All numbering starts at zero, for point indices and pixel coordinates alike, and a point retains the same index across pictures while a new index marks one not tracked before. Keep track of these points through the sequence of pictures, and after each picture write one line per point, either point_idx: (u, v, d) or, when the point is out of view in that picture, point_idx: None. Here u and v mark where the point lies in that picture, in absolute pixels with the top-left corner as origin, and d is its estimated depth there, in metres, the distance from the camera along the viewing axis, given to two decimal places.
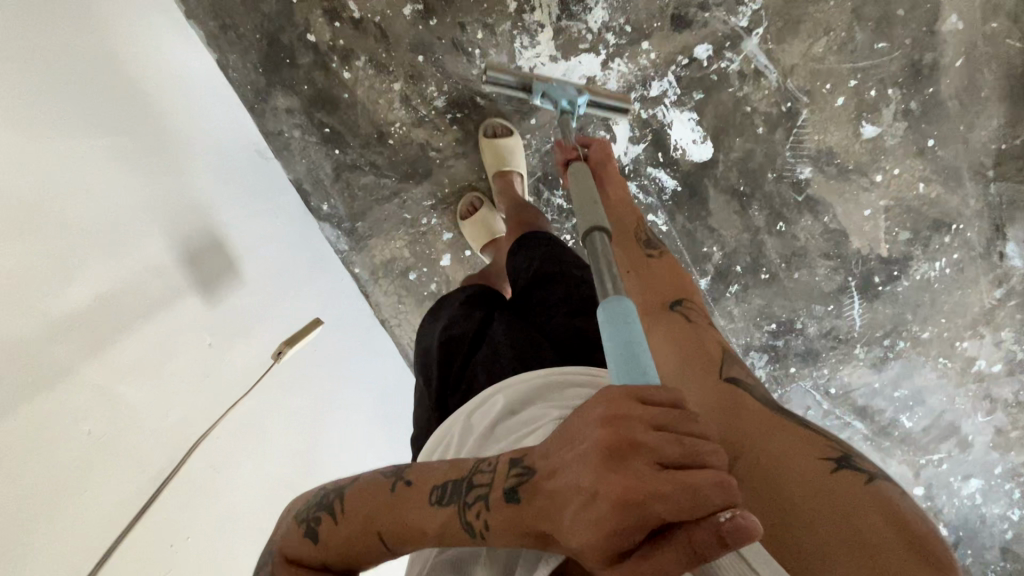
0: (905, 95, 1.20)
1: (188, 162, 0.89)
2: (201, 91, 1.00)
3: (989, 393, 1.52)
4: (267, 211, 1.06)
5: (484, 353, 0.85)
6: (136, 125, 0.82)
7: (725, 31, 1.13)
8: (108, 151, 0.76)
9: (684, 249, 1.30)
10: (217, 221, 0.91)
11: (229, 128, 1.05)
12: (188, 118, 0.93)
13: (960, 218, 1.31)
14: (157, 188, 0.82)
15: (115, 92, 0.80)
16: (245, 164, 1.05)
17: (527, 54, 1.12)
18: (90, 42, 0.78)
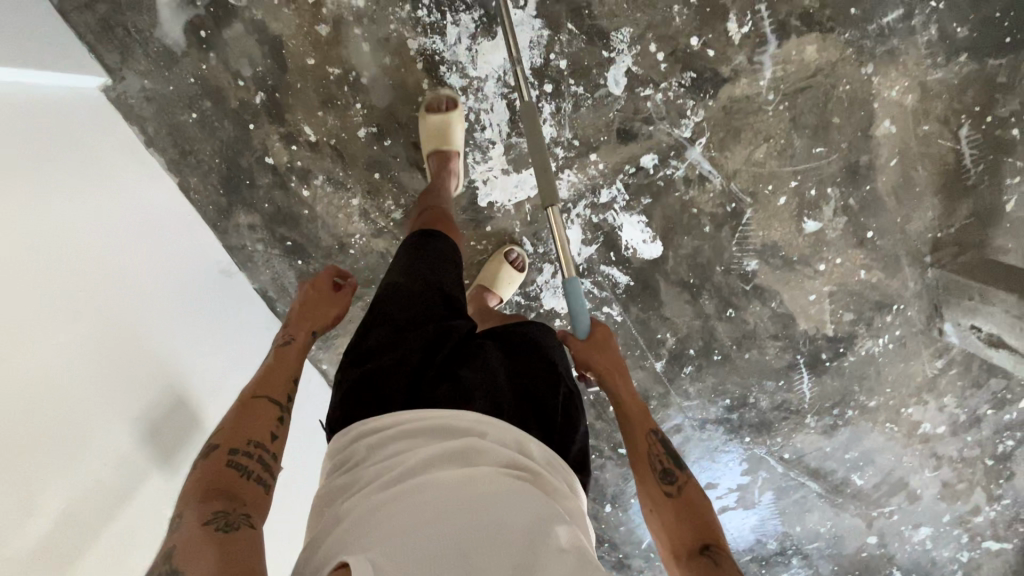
0: (843, 193, 1.26)
1: (149, 310, 0.90)
2: (161, 226, 1.03)
3: (934, 450, 1.60)
4: (230, 334, 1.08)
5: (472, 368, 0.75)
6: (98, 283, 0.82)
7: (669, 142, 1.18)
8: (72, 336, 0.74)
9: (638, 336, 1.36)
10: (181, 362, 0.93)
11: (186, 255, 1.06)
12: (141, 263, 0.93)
13: (901, 299, 1.38)
14: (124, 345, 0.83)
15: (76, 263, 0.79)
16: (205, 290, 1.07)
17: (480, 169, 1.17)
18: (50, 213, 0.78)
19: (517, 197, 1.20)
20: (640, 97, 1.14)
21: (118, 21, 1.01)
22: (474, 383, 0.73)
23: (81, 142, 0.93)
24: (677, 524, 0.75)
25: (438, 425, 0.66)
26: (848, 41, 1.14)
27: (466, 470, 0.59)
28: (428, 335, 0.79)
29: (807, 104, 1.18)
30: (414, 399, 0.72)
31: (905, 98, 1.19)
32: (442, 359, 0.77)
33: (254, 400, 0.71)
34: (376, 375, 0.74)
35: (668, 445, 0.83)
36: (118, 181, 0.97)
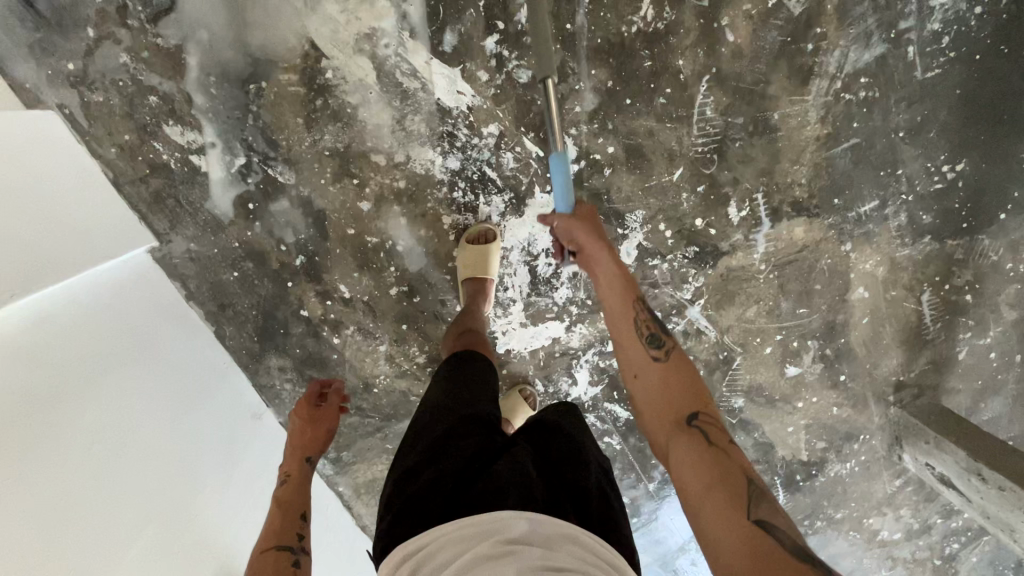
0: (821, 344, 1.41)
1: (195, 484, 0.97)
2: (204, 385, 1.10)
3: (891, 553, 1.77)
4: (264, 480, 1.14)
5: (506, 470, 0.86)
6: (147, 474, 0.88)
7: (672, 302, 1.30)
8: (132, 542, 0.82)
9: (635, 460, 1.48)
10: (222, 527, 0.99)
11: (225, 409, 1.13)
12: (190, 435, 1.00)
13: (867, 430, 1.54)
14: (174, 530, 0.89)
15: (134, 463, 0.87)
16: (242, 439, 1.14)
17: (500, 321, 1.27)
18: (109, 416, 0.85)
19: (533, 345, 1.30)
20: (648, 265, 1.26)
21: (170, 193, 1.07)
22: (508, 480, 0.83)
23: (135, 324, 0.99)
24: (664, 392, 0.73)
25: (474, 533, 0.74)
26: (831, 224, 1.29)
27: (494, 575, 0.65)
28: (463, 454, 0.89)
29: (793, 273, 1.32)
30: (456, 501, 0.82)
31: (877, 270, 1.35)
32: (473, 476, 0.86)
33: (264, 554, 0.79)
34: (424, 499, 0.83)
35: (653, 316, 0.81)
36: (168, 353, 1.03)
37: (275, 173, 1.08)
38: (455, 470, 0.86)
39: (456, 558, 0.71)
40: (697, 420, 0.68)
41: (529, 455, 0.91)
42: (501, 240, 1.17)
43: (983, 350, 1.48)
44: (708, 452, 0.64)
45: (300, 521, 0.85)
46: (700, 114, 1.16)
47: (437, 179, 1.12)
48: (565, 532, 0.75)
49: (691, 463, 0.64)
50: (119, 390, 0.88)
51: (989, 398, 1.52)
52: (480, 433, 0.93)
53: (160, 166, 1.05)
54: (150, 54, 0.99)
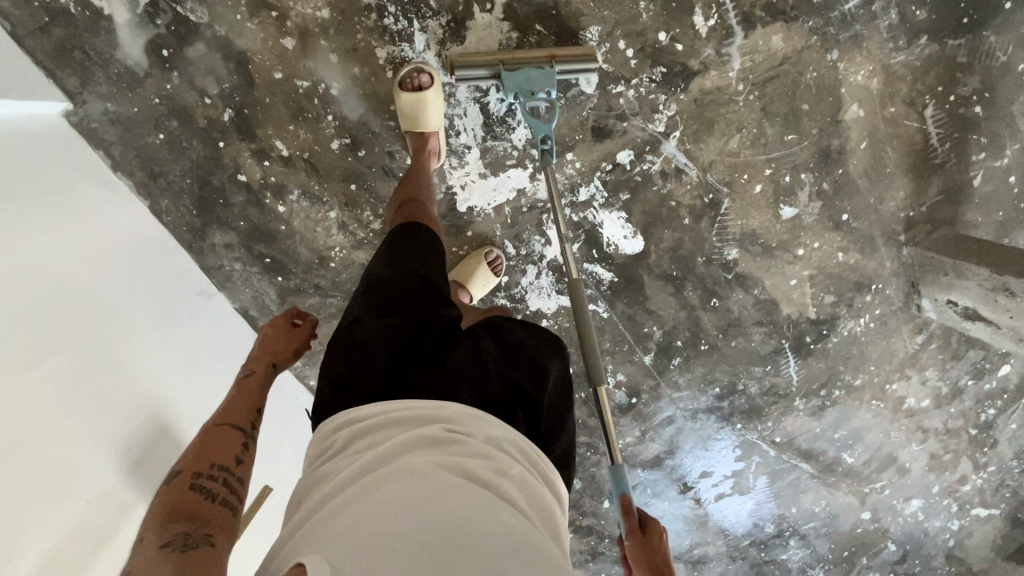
0: (817, 178, 1.28)
1: (124, 336, 0.88)
2: (133, 246, 1.02)
3: (920, 424, 1.64)
4: (213, 351, 1.06)
5: (459, 358, 0.79)
6: (67, 304, 0.80)
7: (645, 137, 1.19)
8: (48, 356, 0.74)
9: (626, 330, 1.37)
10: (159, 382, 0.90)
11: (162, 279, 1.04)
12: (115, 284, 0.92)
13: (879, 278, 1.41)
14: (97, 370, 0.81)
15: (49, 285, 0.79)
16: (182, 307, 1.05)
17: (457, 174, 1.17)
18: (21, 229, 0.78)
19: (497, 201, 1.20)
20: (612, 94, 1.15)
21: (75, 44, 0.98)
22: (461, 369, 0.77)
23: (46, 177, 0.90)
24: None
25: (412, 418, 0.68)
26: (812, 29, 1.16)
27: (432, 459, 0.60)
28: (407, 330, 0.81)
29: (776, 92, 1.19)
30: (405, 383, 0.76)
31: (871, 82, 1.21)
32: (424, 358, 0.79)
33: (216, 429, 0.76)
34: (363, 372, 0.77)
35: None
36: (85, 211, 0.94)
37: (186, 11, 0.99)
38: (403, 344, 0.79)
39: (387, 440, 0.65)
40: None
41: (485, 343, 0.85)
42: (443, 73, 1.07)
43: (1000, 173, 1.33)
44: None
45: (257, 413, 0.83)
46: None
47: (364, 4, 1.02)
48: (499, 436, 0.70)
49: None
50: (25, 224, 0.79)
51: (1012, 228, 1.37)
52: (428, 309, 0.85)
53: (60, 11, 0.96)
54: None
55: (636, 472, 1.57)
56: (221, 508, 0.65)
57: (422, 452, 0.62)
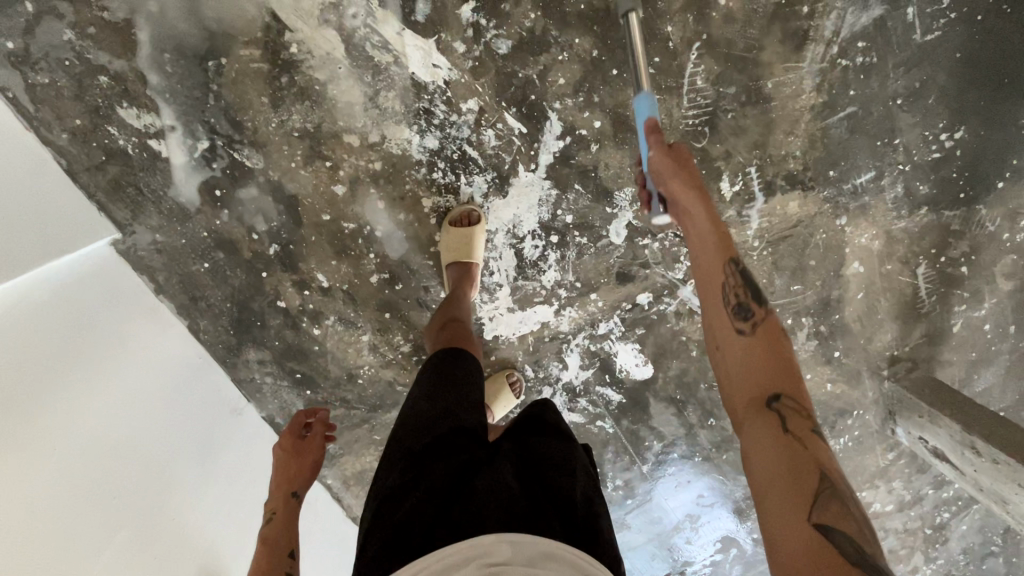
0: (816, 321, 1.38)
1: (152, 500, 0.89)
2: (178, 375, 1.06)
3: (883, 525, 1.79)
4: (240, 474, 1.09)
5: (487, 485, 0.82)
6: (117, 467, 0.86)
7: (664, 282, 1.26)
8: (100, 532, 0.80)
9: (628, 443, 1.45)
10: (200, 524, 0.96)
11: (187, 406, 1.05)
12: (163, 425, 0.97)
13: (860, 405, 1.53)
14: (144, 529, 0.86)
15: (103, 454, 0.84)
16: (221, 431, 1.10)
17: (486, 307, 1.23)
18: (79, 405, 0.83)
19: (521, 330, 1.26)
20: (639, 245, 1.22)
21: (129, 181, 1.00)
22: (490, 500, 0.80)
23: (89, 335, 0.90)
24: (746, 379, 0.64)
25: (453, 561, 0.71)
26: (826, 197, 1.25)
27: None
28: (445, 472, 0.85)
29: (787, 249, 1.28)
30: (440, 523, 0.78)
31: (872, 243, 1.31)
32: (457, 500, 0.82)
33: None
34: (404, 527, 0.80)
35: (750, 281, 0.71)
36: (120, 361, 0.93)
37: (242, 157, 1.02)
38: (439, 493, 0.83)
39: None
40: (779, 402, 0.60)
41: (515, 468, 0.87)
42: (486, 223, 1.12)
43: (977, 322, 1.46)
44: (786, 443, 0.57)
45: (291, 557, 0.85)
46: (690, 83, 1.12)
47: (414, 160, 1.06)
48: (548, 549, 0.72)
49: (760, 448, 0.58)
50: (83, 396, 0.84)
51: (982, 370, 1.51)
52: (461, 449, 0.89)
53: (117, 152, 0.98)
54: (97, 30, 0.92)
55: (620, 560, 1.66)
56: None
57: None
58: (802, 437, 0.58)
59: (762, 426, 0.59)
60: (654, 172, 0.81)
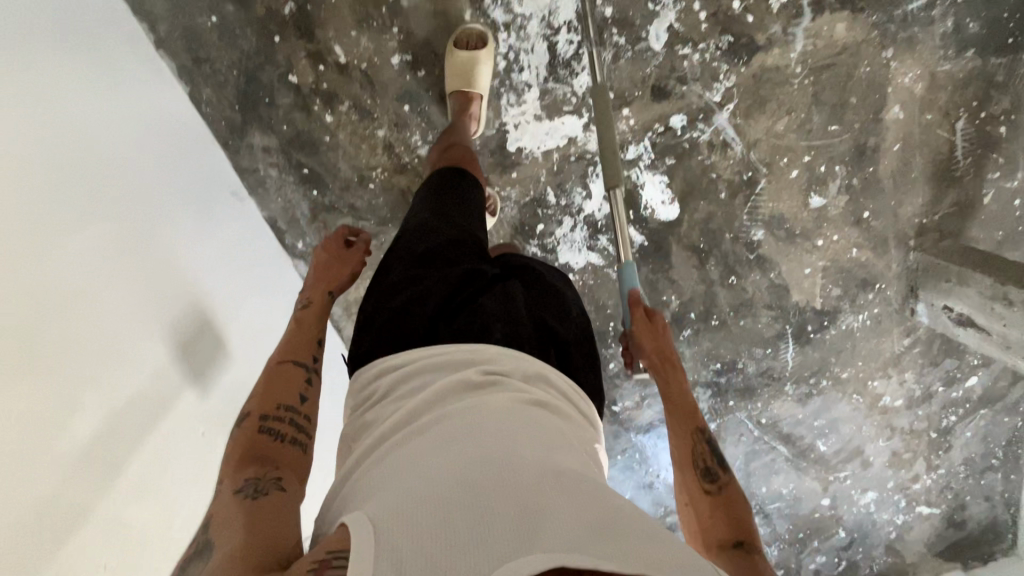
0: (849, 173, 1.33)
1: (154, 249, 0.81)
2: (182, 137, 0.97)
3: (890, 422, 1.75)
4: (243, 250, 1.03)
5: (493, 306, 0.76)
6: (117, 183, 0.77)
7: (700, 104, 1.20)
8: (94, 233, 0.71)
9: (646, 296, 1.39)
10: (198, 280, 0.88)
11: (181, 163, 0.94)
12: (164, 171, 0.88)
13: (883, 279, 1.48)
14: (141, 256, 0.78)
15: (103, 162, 0.76)
16: (223, 211, 1.01)
17: (512, 112, 1.15)
18: (76, 96, 0.74)
19: (546, 146, 1.19)
20: (678, 56, 1.15)
21: None
22: (494, 312, 0.76)
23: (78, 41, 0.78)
24: (724, 522, 0.77)
25: (454, 365, 0.67)
26: (874, 24, 1.19)
27: (484, 404, 0.60)
28: (450, 279, 0.79)
29: (830, 81, 1.22)
30: (443, 331, 0.73)
31: (916, 86, 1.26)
32: (460, 309, 0.77)
33: (281, 365, 0.71)
34: (403, 320, 0.74)
35: (716, 449, 0.84)
36: (104, 89, 0.80)
37: None
38: (441, 299, 0.77)
39: (425, 391, 0.64)
40: (743, 549, 0.74)
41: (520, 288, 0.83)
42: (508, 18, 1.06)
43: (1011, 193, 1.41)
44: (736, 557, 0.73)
45: (317, 346, 0.76)
46: None
47: None
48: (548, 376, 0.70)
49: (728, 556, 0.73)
50: (81, 93, 0.75)
51: None
52: (471, 257, 0.83)
53: None
54: None
55: (631, 438, 1.62)
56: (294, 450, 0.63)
57: (469, 399, 0.61)
58: (744, 535, 0.76)
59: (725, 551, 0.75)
60: (636, 303, 0.96)
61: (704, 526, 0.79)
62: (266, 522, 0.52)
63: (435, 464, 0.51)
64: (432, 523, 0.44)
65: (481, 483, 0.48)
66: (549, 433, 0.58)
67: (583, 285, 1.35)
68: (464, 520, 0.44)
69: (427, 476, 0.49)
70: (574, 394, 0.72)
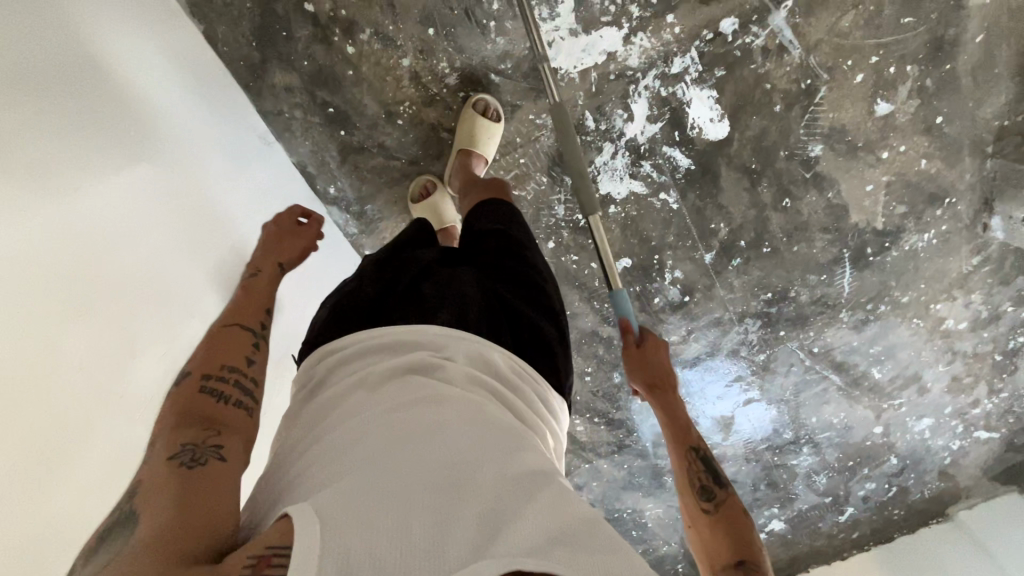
0: (922, 73, 1.19)
1: (172, 167, 0.81)
2: (208, 70, 0.95)
3: (951, 346, 1.66)
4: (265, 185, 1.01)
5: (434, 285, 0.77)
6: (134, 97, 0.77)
7: (754, 4, 1.08)
8: (107, 140, 0.71)
9: (692, 226, 1.32)
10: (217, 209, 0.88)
11: (174, 75, 0.86)
12: (187, 97, 0.87)
13: (953, 193, 1.36)
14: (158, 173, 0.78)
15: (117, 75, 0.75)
16: (248, 148, 0.99)
17: (546, 27, 1.05)
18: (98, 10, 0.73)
19: (584, 64, 1.10)
20: None
21: None
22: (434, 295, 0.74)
23: None
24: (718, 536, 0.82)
25: (396, 346, 0.66)
26: None
27: (440, 396, 0.58)
28: (377, 275, 0.79)
29: None
30: (380, 317, 0.73)
31: None
32: (401, 295, 0.75)
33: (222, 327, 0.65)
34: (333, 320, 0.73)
35: (709, 464, 0.89)
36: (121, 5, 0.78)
37: None
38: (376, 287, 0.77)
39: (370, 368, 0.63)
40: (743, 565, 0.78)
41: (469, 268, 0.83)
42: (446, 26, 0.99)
43: None
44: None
45: (268, 314, 0.70)
46: None
47: None
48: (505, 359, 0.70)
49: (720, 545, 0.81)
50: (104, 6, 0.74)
51: None
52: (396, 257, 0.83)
53: None
54: None
55: (677, 371, 1.60)
56: (236, 410, 0.58)
57: (420, 384, 0.60)
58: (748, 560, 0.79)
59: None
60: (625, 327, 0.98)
61: (711, 553, 0.82)
62: (198, 492, 0.48)
63: (403, 464, 0.48)
64: (383, 514, 0.42)
65: (446, 480, 0.47)
66: (511, 432, 0.57)
67: (626, 216, 1.29)
68: (421, 515, 0.43)
69: (386, 474, 0.47)
70: (525, 377, 0.70)
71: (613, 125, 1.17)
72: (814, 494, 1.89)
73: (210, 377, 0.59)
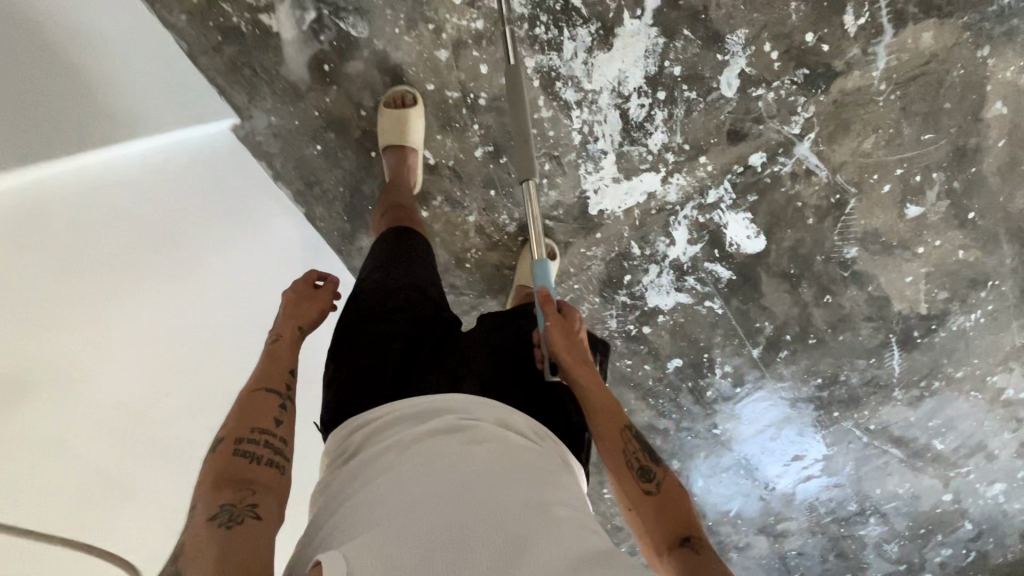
0: (947, 177, 1.26)
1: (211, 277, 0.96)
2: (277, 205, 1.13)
3: (1017, 415, 1.63)
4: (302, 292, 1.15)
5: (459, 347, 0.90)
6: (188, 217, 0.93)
7: (779, 139, 1.19)
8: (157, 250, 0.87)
9: (738, 326, 1.41)
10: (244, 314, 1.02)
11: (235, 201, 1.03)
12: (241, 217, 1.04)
13: (996, 275, 1.40)
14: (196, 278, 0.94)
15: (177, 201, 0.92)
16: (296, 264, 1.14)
17: (591, 178, 1.19)
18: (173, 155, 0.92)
19: (627, 203, 1.23)
20: (752, 97, 1.14)
21: (244, 61, 1.03)
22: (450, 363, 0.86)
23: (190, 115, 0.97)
24: (669, 517, 0.77)
25: (431, 411, 0.74)
26: (967, 25, 1.11)
27: (456, 456, 0.65)
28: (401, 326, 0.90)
29: (918, 92, 1.16)
30: (409, 376, 0.84)
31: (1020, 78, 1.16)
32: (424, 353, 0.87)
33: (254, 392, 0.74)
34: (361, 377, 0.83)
35: (643, 441, 0.86)
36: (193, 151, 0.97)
37: (347, 27, 1.01)
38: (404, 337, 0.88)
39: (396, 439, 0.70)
40: (692, 542, 0.74)
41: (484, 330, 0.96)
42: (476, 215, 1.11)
43: None
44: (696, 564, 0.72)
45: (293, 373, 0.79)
46: None
47: (517, 15, 1.03)
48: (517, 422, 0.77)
49: (670, 529, 0.76)
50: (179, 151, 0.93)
51: None
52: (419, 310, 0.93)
53: (230, 30, 1.00)
54: None
55: (733, 453, 1.65)
56: (268, 469, 0.67)
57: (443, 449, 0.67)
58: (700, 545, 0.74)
59: (682, 564, 0.72)
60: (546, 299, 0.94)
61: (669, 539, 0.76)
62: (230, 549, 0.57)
63: (416, 534, 0.55)
64: None
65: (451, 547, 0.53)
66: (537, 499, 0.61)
67: (674, 324, 1.39)
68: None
69: (390, 536, 0.55)
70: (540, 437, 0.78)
71: (658, 251, 1.28)
72: (886, 562, 1.87)
73: (244, 440, 0.68)
